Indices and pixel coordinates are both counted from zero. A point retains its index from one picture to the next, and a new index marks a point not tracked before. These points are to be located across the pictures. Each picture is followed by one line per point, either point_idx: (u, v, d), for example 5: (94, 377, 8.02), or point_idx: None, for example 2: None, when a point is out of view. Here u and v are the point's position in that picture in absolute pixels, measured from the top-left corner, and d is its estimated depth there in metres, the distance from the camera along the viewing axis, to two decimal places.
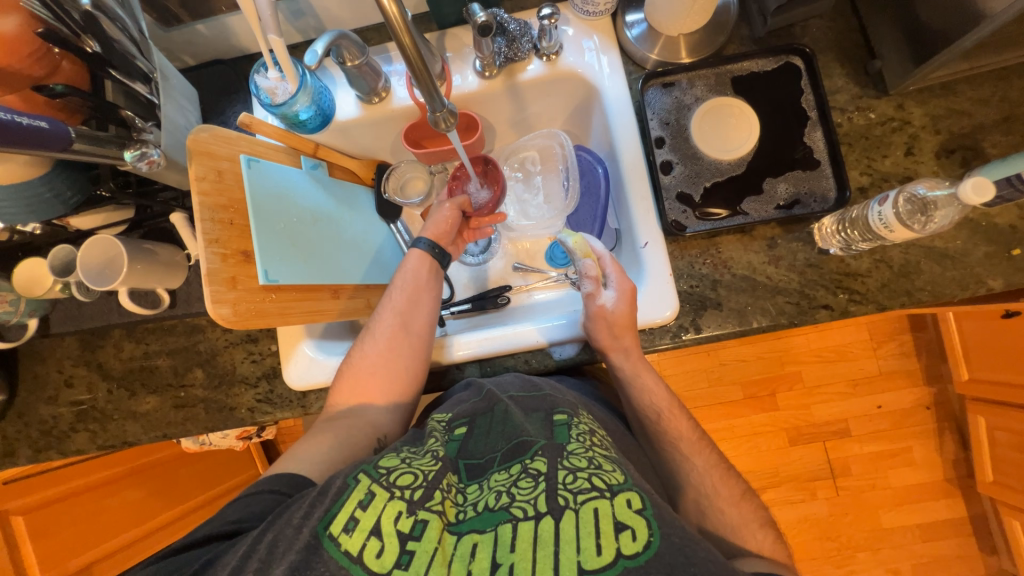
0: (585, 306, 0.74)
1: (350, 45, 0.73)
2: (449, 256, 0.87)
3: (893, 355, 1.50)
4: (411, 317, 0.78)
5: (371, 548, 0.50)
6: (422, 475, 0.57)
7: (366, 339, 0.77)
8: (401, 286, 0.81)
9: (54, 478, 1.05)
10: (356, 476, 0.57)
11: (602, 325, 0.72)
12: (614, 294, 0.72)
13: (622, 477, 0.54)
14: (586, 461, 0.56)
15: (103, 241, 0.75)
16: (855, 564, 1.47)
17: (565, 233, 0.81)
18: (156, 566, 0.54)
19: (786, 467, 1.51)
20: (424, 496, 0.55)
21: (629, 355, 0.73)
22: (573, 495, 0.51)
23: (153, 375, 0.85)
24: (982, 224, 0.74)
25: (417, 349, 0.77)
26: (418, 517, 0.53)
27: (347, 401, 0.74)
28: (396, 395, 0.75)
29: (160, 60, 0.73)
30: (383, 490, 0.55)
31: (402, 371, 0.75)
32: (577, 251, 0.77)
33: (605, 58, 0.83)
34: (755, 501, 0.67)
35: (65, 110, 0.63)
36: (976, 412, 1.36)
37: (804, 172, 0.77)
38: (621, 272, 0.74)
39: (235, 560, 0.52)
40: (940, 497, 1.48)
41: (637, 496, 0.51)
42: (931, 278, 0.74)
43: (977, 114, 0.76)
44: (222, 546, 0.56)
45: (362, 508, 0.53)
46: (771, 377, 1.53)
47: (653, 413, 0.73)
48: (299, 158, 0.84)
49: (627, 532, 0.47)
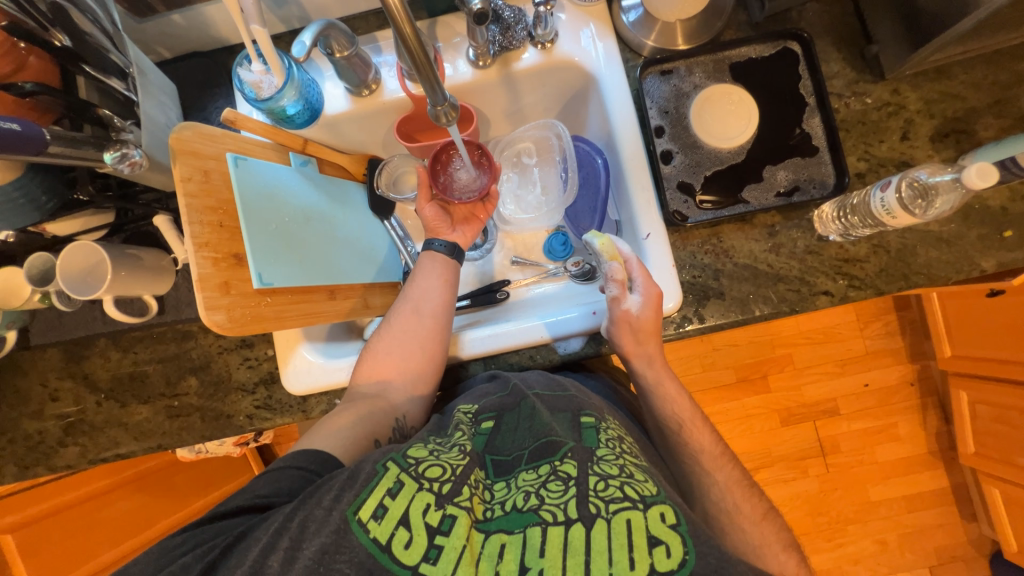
0: (609, 309, 0.73)
1: (339, 35, 0.70)
2: (461, 249, 0.85)
3: (881, 334, 1.54)
4: (422, 300, 0.78)
5: (399, 538, 0.50)
6: (450, 470, 0.56)
7: (383, 326, 0.77)
8: (415, 279, 0.81)
9: (43, 493, 1.02)
10: (385, 463, 0.56)
11: (626, 330, 0.72)
12: (640, 299, 0.70)
13: (654, 489, 0.54)
14: (618, 469, 0.55)
15: (84, 247, 0.71)
16: (845, 536, 1.53)
17: (591, 234, 0.78)
18: (179, 539, 0.54)
19: (778, 446, 1.55)
20: (452, 491, 0.54)
21: (652, 362, 0.74)
22: (606, 503, 0.51)
23: (144, 384, 0.82)
24: (975, 207, 0.75)
25: (431, 333, 0.75)
26: (446, 512, 0.52)
27: (368, 380, 0.73)
28: (415, 375, 0.74)
29: (136, 54, 0.69)
30: (412, 480, 0.54)
31: (418, 354, 0.74)
32: (603, 253, 0.74)
33: (602, 45, 0.81)
34: (777, 521, 0.68)
35: (36, 109, 0.59)
36: (959, 387, 1.41)
37: (803, 159, 0.77)
38: (648, 276, 0.72)
39: (266, 537, 0.51)
40: (925, 469, 1.53)
41: (671, 510, 0.51)
42: (928, 261, 0.75)
43: (970, 97, 0.77)
44: (255, 518, 0.55)
45: (391, 496, 0.53)
46: (764, 361, 1.56)
47: (675, 424, 0.74)
48: (288, 154, 0.80)
49: (661, 547, 0.47)
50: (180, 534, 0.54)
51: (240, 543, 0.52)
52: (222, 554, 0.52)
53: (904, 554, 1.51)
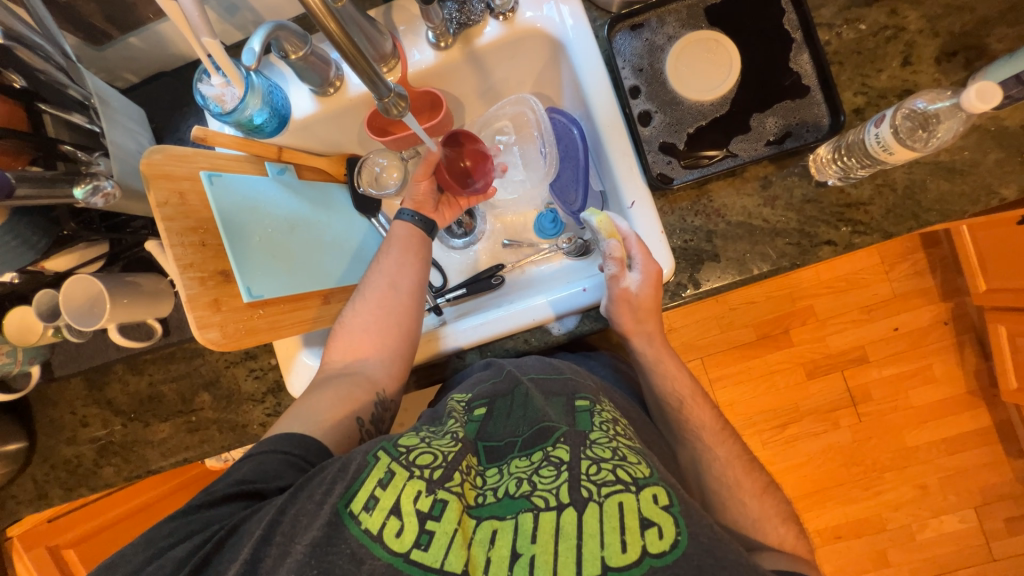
0: (608, 288, 0.72)
1: (290, 36, 0.68)
2: (434, 224, 0.84)
3: (908, 275, 1.46)
4: (399, 277, 0.78)
5: (391, 526, 0.52)
6: (442, 456, 0.58)
7: (359, 299, 0.78)
8: (391, 250, 0.80)
9: (98, 507, 1.14)
10: (375, 453, 0.57)
11: (626, 308, 0.72)
12: (639, 277, 0.69)
13: (647, 470, 0.54)
14: (610, 452, 0.56)
15: (83, 279, 0.74)
16: (882, 484, 1.48)
17: (587, 212, 0.75)
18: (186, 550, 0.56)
19: (806, 401, 1.51)
20: (443, 476, 0.56)
21: (653, 340, 0.75)
22: (597, 487, 0.52)
23: (161, 403, 0.86)
24: (990, 129, 0.69)
25: (405, 307, 0.77)
26: (437, 497, 0.54)
27: (341, 359, 0.74)
28: (390, 354, 0.75)
29: (95, 84, 0.70)
30: (402, 469, 0.56)
31: (393, 329, 0.76)
32: (600, 231, 0.72)
33: (566, 8, 0.77)
34: (777, 493, 0.70)
35: (9, 152, 0.61)
36: (996, 321, 1.33)
37: (793, 101, 0.72)
38: (647, 254, 0.70)
39: (258, 531, 0.54)
40: (964, 409, 1.47)
41: (664, 491, 0.52)
42: (939, 195, 0.69)
43: (980, 8, 0.70)
44: (246, 511, 0.57)
45: (382, 487, 0.54)
46: (784, 315, 1.50)
47: (676, 401, 0.75)
48: (263, 165, 0.80)
49: (653, 529, 0.49)
50: (167, 525, 0.56)
51: (232, 536, 0.55)
52: (216, 546, 0.54)
53: (947, 496, 1.46)
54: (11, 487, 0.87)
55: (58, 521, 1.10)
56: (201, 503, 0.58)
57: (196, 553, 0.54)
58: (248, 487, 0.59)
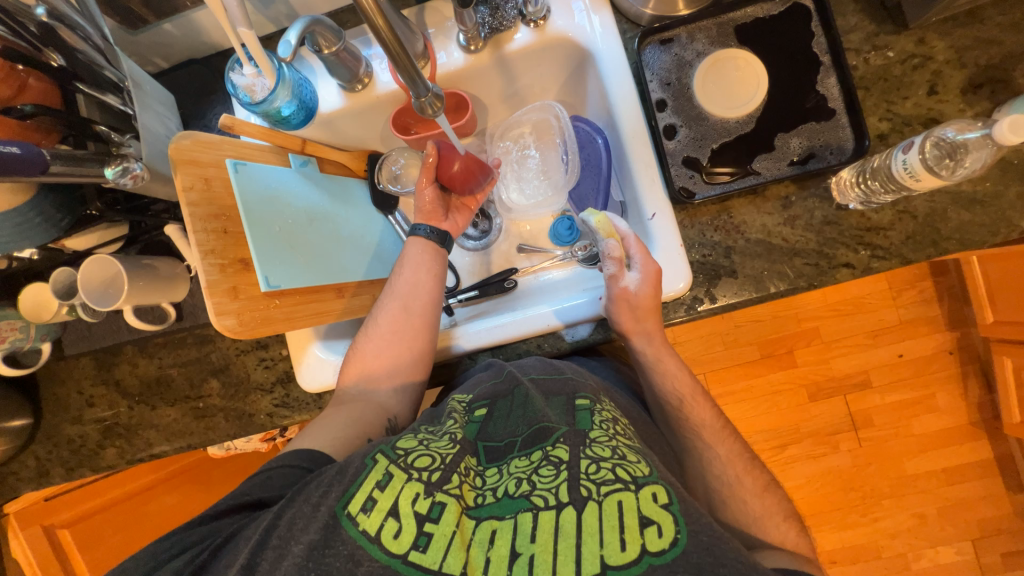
0: (607, 287, 0.72)
1: (325, 31, 0.68)
2: (450, 237, 0.84)
3: (915, 302, 1.46)
4: (411, 298, 0.77)
5: (389, 527, 0.51)
6: (439, 458, 0.58)
7: (371, 324, 0.78)
8: (403, 270, 0.80)
9: (92, 490, 1.14)
10: (374, 456, 0.58)
11: (625, 308, 0.71)
12: (638, 276, 0.69)
13: (646, 469, 0.54)
14: (610, 451, 0.56)
15: (101, 259, 0.74)
16: (879, 511, 1.47)
17: (587, 212, 0.78)
18: (186, 547, 0.56)
19: (807, 423, 1.50)
20: (441, 479, 0.56)
21: (650, 339, 0.74)
22: (597, 486, 0.52)
23: (169, 387, 0.85)
24: (1012, 161, 0.69)
25: (415, 329, 0.76)
26: (435, 499, 0.54)
27: (349, 379, 0.75)
28: (400, 361, 0.75)
29: (130, 68, 0.73)
30: (400, 471, 0.56)
31: (402, 348, 0.75)
32: (599, 231, 0.74)
33: (597, 18, 0.78)
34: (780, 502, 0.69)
35: (40, 130, 0.62)
36: (1001, 353, 1.33)
37: (818, 123, 0.72)
38: (645, 253, 0.71)
39: (255, 537, 0.54)
40: (967, 440, 1.46)
41: (663, 490, 0.52)
42: (959, 225, 0.70)
43: (1008, 41, 0.70)
44: (245, 519, 0.58)
45: (379, 489, 0.54)
46: (789, 336, 1.50)
47: (675, 400, 0.75)
48: (287, 156, 0.80)
49: (652, 527, 0.49)
50: (168, 539, 0.57)
51: (228, 543, 0.56)
52: (211, 555, 0.55)
53: (945, 527, 1.45)
54: (12, 464, 0.87)
55: (51, 503, 1.10)
56: (204, 516, 0.59)
57: (194, 561, 0.54)
58: (248, 498, 0.60)
